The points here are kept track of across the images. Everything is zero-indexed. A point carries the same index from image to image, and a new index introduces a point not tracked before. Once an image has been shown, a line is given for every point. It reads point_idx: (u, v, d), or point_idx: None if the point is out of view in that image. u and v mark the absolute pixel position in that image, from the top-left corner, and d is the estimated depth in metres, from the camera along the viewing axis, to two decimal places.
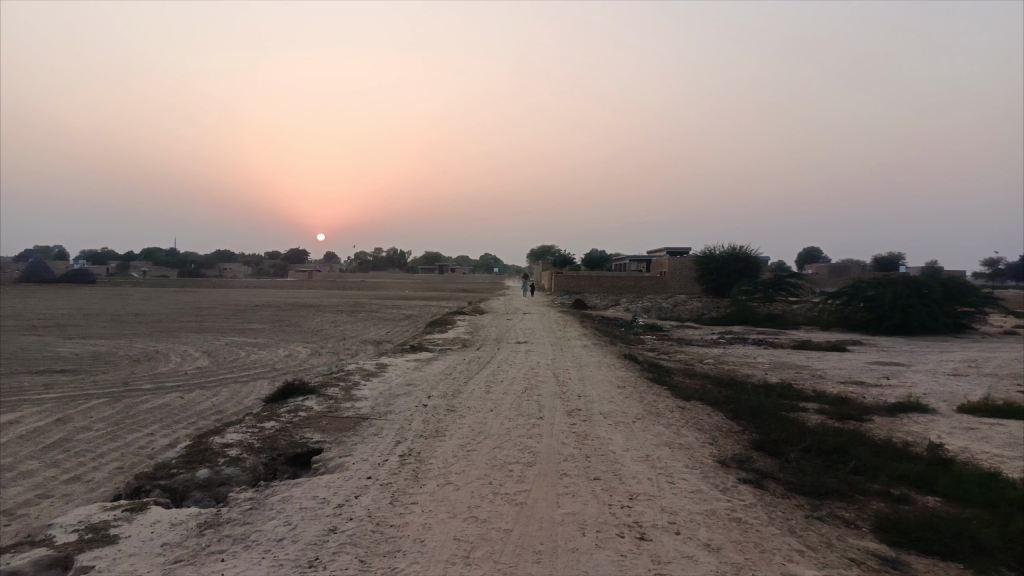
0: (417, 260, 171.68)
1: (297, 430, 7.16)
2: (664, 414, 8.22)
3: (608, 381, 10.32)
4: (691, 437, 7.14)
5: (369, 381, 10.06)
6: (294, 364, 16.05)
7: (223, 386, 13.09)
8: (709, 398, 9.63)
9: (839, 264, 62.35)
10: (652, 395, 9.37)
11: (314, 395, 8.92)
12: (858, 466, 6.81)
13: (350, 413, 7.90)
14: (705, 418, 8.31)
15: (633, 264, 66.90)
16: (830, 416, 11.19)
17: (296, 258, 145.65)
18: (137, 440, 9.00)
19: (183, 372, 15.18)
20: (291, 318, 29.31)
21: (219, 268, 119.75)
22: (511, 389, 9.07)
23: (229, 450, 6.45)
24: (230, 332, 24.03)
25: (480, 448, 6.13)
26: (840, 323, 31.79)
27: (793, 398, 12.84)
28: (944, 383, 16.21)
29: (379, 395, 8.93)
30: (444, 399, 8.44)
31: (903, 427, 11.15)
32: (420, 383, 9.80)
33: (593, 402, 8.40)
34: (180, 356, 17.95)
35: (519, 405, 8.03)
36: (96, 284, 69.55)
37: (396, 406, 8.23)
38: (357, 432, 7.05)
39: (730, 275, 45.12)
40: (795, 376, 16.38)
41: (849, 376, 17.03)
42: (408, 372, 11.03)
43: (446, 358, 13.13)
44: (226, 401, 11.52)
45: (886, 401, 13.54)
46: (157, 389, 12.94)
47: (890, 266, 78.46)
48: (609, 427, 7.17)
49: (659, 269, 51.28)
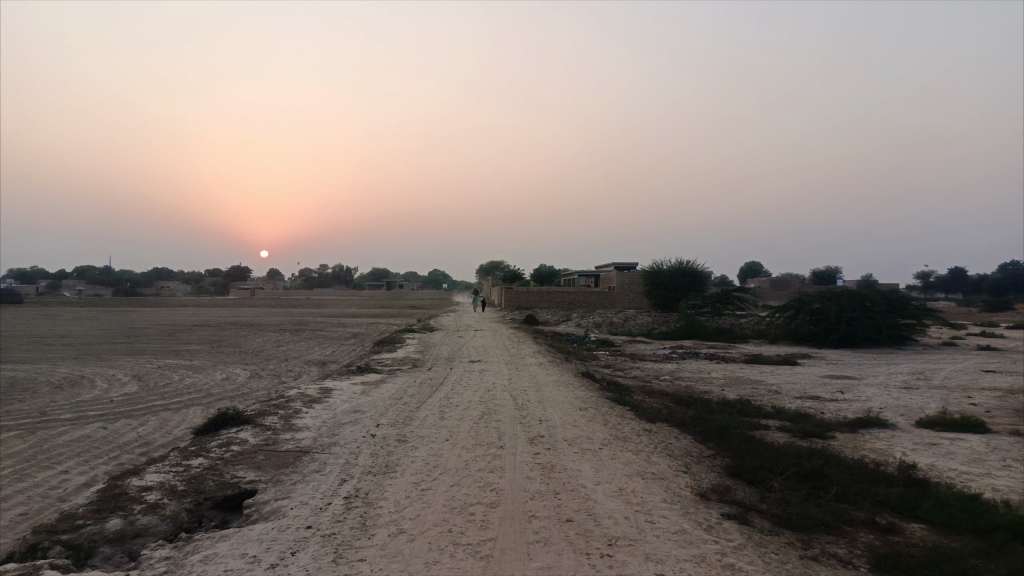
0: (364, 277, 169.17)
1: (228, 468, 6.39)
2: (631, 439, 7.69)
3: (569, 402, 9.77)
4: (663, 465, 6.64)
5: (311, 408, 9.28)
6: (232, 389, 15.06)
7: (153, 415, 12.07)
8: (675, 419, 9.17)
9: (781, 278, 63.46)
10: (617, 418, 8.85)
11: (249, 426, 8.09)
12: (840, 492, 6.41)
13: (290, 446, 7.16)
14: (674, 442, 7.82)
15: (582, 279, 66.95)
16: (793, 434, 10.86)
17: (239, 275, 141.80)
18: (47, 480, 8.02)
19: (109, 398, 14.05)
20: (231, 338, 28.00)
21: (156, 287, 115.62)
22: (467, 415, 8.42)
23: (146, 495, 5.64)
24: (165, 354, 22.68)
25: (436, 487, 5.48)
26: (788, 336, 32.08)
27: (754, 416, 12.52)
28: (897, 396, 16.23)
29: (322, 425, 8.17)
30: (394, 429, 7.73)
31: (866, 443, 10.91)
32: (368, 410, 9.07)
33: (555, 428, 7.82)
34: (108, 381, 16.73)
35: (476, 433, 7.39)
36: (23, 303, 66.24)
37: (341, 437, 7.49)
38: (296, 469, 6.32)
39: (678, 289, 45.39)
40: (752, 391, 16.16)
41: (804, 390, 16.91)
42: (355, 397, 10.29)
43: (396, 380, 12.37)
44: (154, 432, 10.54)
45: (845, 417, 13.36)
46: (77, 418, 11.86)
47: (828, 280, 80.54)
48: (575, 456, 6.61)
49: (607, 284, 51.32)
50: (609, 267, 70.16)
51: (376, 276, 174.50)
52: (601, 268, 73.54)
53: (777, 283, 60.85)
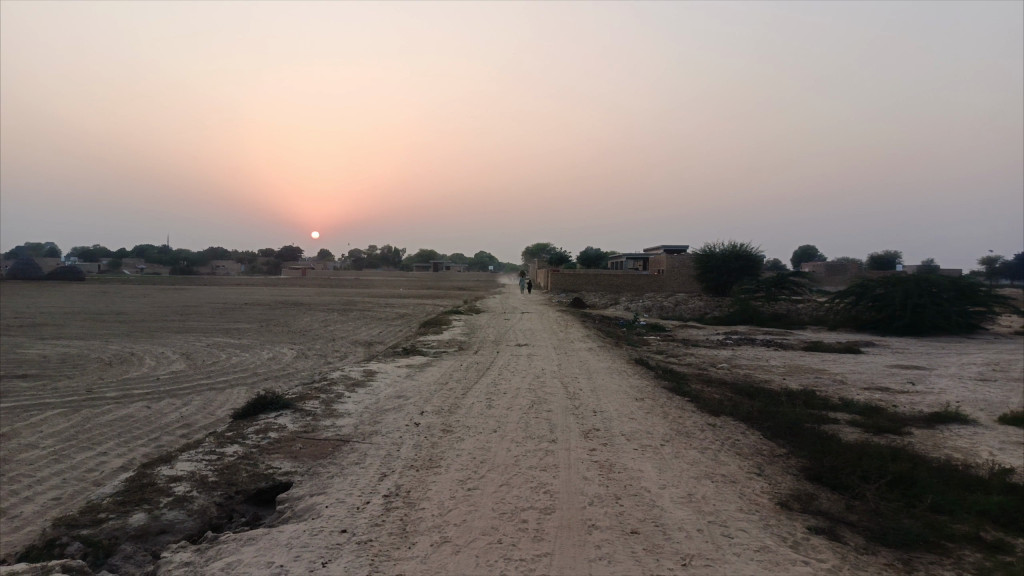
0: (411, 257, 170.37)
1: (263, 458, 5.98)
2: (695, 435, 7.05)
3: (624, 391, 9.18)
4: (733, 466, 6.00)
5: (354, 392, 8.88)
6: (277, 369, 14.88)
7: (196, 394, 11.90)
8: (740, 413, 8.48)
9: (838, 262, 61.19)
10: (677, 410, 8.21)
11: (288, 411, 7.71)
12: (937, 500, 5.68)
13: (329, 434, 6.74)
14: (742, 439, 7.16)
15: (630, 262, 65.83)
16: (866, 429, 10.06)
17: (290, 254, 144.24)
18: (85, 462, 7.80)
19: (155, 376, 14.00)
20: (280, 317, 28.08)
21: (211, 266, 118.38)
22: (516, 404, 7.88)
23: (174, 486, 5.26)
24: (214, 332, 22.79)
25: (483, 487, 4.95)
26: (848, 323, 30.75)
27: (820, 408, 11.71)
28: (974, 389, 15.13)
29: (364, 412, 7.73)
30: (438, 417, 7.24)
31: (947, 442, 10.04)
32: (412, 396, 8.61)
33: (611, 420, 7.23)
34: (157, 358, 16.76)
35: (525, 425, 6.86)
36: (85, 280, 68.44)
37: (382, 426, 7.02)
38: (335, 460, 5.89)
39: (730, 273, 44.10)
40: (815, 381, 15.28)
41: (871, 381, 15.93)
42: (399, 381, 9.86)
43: (442, 363, 11.92)
44: (196, 413, 10.32)
45: (919, 411, 12.42)
46: (123, 397, 11.76)
47: (887, 264, 77.68)
48: (635, 454, 6.02)
49: (657, 267, 50.20)
50: (659, 249, 68.84)
51: (423, 257, 175.60)
52: (650, 250, 72.20)
53: (833, 267, 58.79)
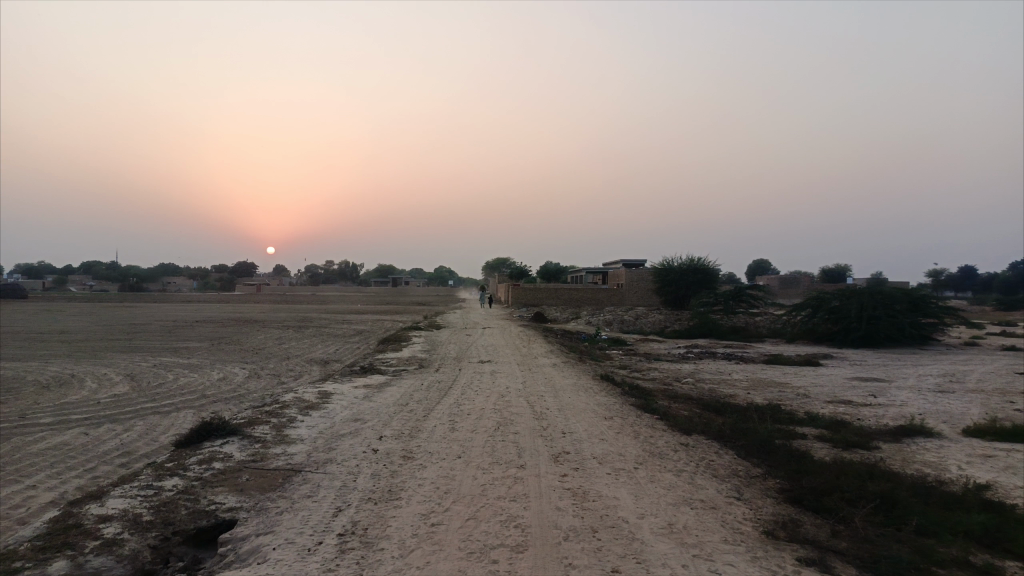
0: (369, 273, 168.57)
1: (206, 492, 5.47)
2: (669, 456, 6.74)
3: (591, 410, 8.86)
4: (711, 490, 5.69)
5: (308, 415, 8.38)
6: (228, 390, 14.19)
7: (139, 419, 11.18)
8: (712, 431, 8.20)
9: (793, 276, 62.20)
10: (648, 429, 7.90)
11: (236, 438, 7.18)
12: (921, 523, 5.44)
13: (280, 463, 6.24)
14: (717, 459, 6.88)
15: (589, 276, 66.03)
16: (834, 445, 9.92)
17: (244, 270, 141.36)
18: (9, 498, 7.11)
19: (95, 400, 13.19)
20: (232, 335, 27.14)
21: (163, 283, 115.33)
22: (481, 426, 7.49)
23: (103, 527, 4.73)
24: (162, 351, 21.83)
25: (449, 522, 4.54)
26: (805, 335, 31.07)
27: (788, 423, 11.56)
28: (934, 401, 15.22)
29: (319, 437, 7.24)
30: (399, 443, 6.80)
31: (916, 456, 9.94)
32: (371, 419, 8.14)
33: (581, 443, 6.88)
34: (98, 380, 15.88)
35: (492, 449, 6.47)
36: (28, 298, 65.84)
37: (337, 453, 6.55)
38: (285, 493, 5.41)
39: (689, 287, 44.44)
40: (779, 395, 15.20)
41: (834, 394, 15.92)
42: (357, 402, 9.36)
43: (401, 383, 11.45)
44: (138, 439, 9.66)
45: (884, 424, 12.38)
46: (59, 423, 11.00)
47: (837, 277, 79.49)
48: (609, 479, 5.66)
49: (616, 281, 50.34)
50: (618, 263, 69.20)
51: (381, 272, 174.02)
52: (609, 264, 72.54)
53: (786, 280, 59.80)
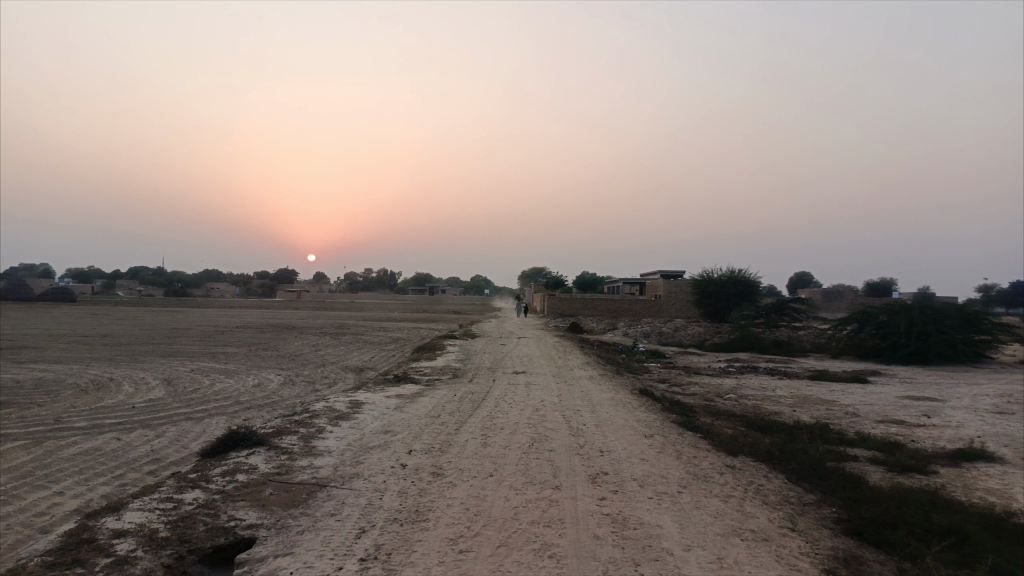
0: (406, 282, 169.87)
1: (226, 507, 5.22)
2: (714, 479, 6.32)
3: (630, 426, 8.46)
4: (762, 519, 5.27)
5: (337, 426, 8.15)
6: (262, 397, 14.09)
7: (171, 425, 11.10)
8: (759, 453, 7.74)
9: (836, 289, 60.64)
10: (691, 449, 7.47)
11: (262, 449, 6.97)
12: (998, 561, 4.94)
13: (305, 477, 5.99)
14: (766, 484, 6.44)
15: (627, 287, 65.26)
16: (889, 468, 9.35)
17: (285, 276, 143.44)
18: (34, 505, 7.00)
19: (130, 405, 13.21)
20: (269, 341, 27.25)
21: (206, 288, 117.95)
22: (515, 442, 7.15)
23: (117, 544, 4.51)
24: (199, 356, 21.99)
25: (478, 549, 4.22)
26: (851, 351, 30.06)
27: (837, 443, 11.00)
28: (993, 422, 14.42)
29: (346, 450, 6.97)
30: (428, 458, 6.50)
31: (978, 483, 9.32)
32: (401, 431, 7.86)
33: (621, 463, 6.49)
34: (135, 384, 15.93)
35: (525, 468, 6.13)
36: (76, 302, 67.66)
37: (364, 468, 6.27)
38: (308, 511, 5.14)
39: (729, 299, 43.55)
40: (826, 413, 14.58)
41: (884, 413, 15.23)
42: (387, 413, 9.10)
43: (434, 393, 11.19)
44: (168, 446, 9.55)
45: (941, 446, 11.71)
46: (92, 428, 10.97)
47: (883, 292, 77.31)
48: (650, 504, 5.28)
49: (654, 292, 49.60)
50: (656, 274, 68.25)
51: (418, 280, 175.17)
52: (647, 275, 71.62)
53: (830, 293, 58.22)
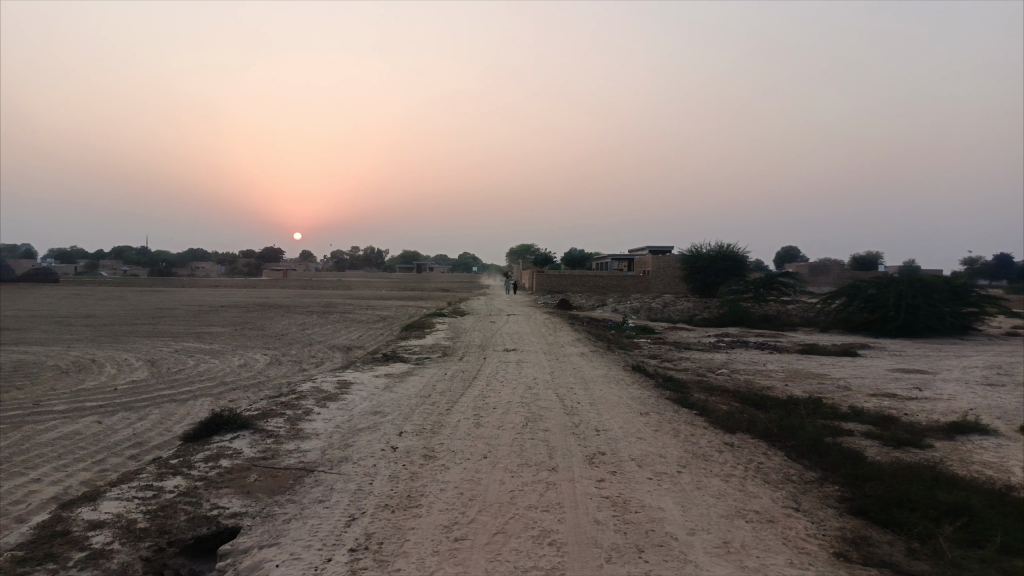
0: (394, 259, 169.07)
1: (208, 495, 4.99)
2: (714, 458, 6.15)
3: (625, 404, 8.29)
4: (766, 499, 5.10)
5: (325, 408, 7.92)
6: (248, 377, 13.81)
7: (154, 407, 10.83)
8: (757, 430, 7.58)
9: (823, 264, 60.78)
10: (688, 427, 7.30)
11: (247, 432, 6.73)
12: (1008, 539, 4.80)
13: (292, 462, 5.77)
14: (766, 463, 6.27)
15: (615, 263, 65.12)
16: (885, 443, 9.25)
17: (271, 255, 142.33)
18: (10, 492, 6.74)
19: (113, 386, 12.90)
20: (255, 321, 26.90)
21: (191, 268, 116.83)
22: (508, 422, 6.96)
23: (92, 536, 4.28)
24: (184, 336, 21.65)
25: (474, 537, 4.02)
26: (839, 324, 30.09)
27: (831, 417, 10.89)
28: (984, 395, 14.38)
29: (335, 432, 6.75)
30: (420, 440, 6.29)
31: (974, 456, 9.24)
32: (391, 412, 7.64)
33: (618, 443, 6.31)
34: (118, 366, 15.60)
35: (520, 449, 5.93)
36: (59, 283, 66.78)
37: (353, 451, 6.05)
38: (295, 498, 4.91)
39: (717, 274, 43.50)
40: (819, 387, 14.50)
41: (876, 387, 15.18)
42: (376, 394, 8.87)
43: (424, 372, 10.98)
44: (150, 429, 9.29)
45: (935, 419, 11.64)
46: (73, 411, 10.69)
47: (869, 265, 77.62)
48: (650, 486, 5.10)
49: (643, 268, 49.49)
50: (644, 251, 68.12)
51: (406, 258, 174.43)
52: (635, 251, 71.51)
53: (816, 268, 58.33)
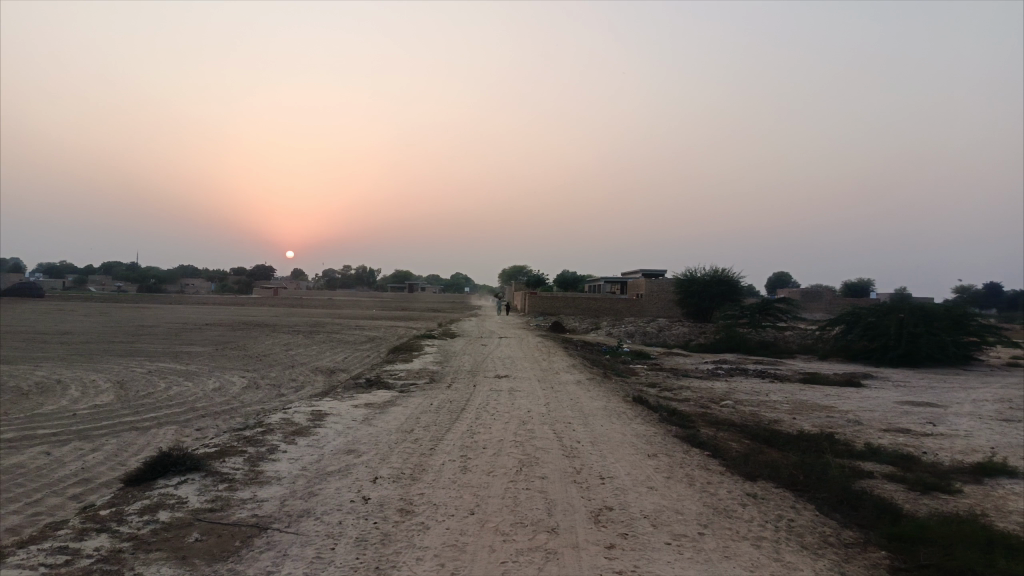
0: (386, 279, 167.91)
1: (132, 562, 4.08)
2: (738, 514, 5.30)
3: (630, 443, 7.44)
4: (809, 573, 4.25)
5: (293, 445, 7.01)
6: (220, 402, 12.86)
7: (112, 436, 9.86)
8: (780, 477, 6.75)
9: (815, 290, 60.04)
10: (703, 474, 6.45)
11: (197, 476, 5.83)
12: None
13: (243, 517, 4.87)
14: (798, 520, 5.45)
15: (609, 285, 64.24)
16: (912, 488, 8.43)
17: (262, 274, 141.00)
18: None
19: (72, 411, 11.91)
20: (238, 340, 25.90)
21: (180, 284, 115.25)
22: (500, 467, 6.09)
23: None
24: (160, 356, 20.57)
25: None
26: (838, 352, 29.31)
27: (849, 456, 10.07)
28: (1002, 431, 13.60)
29: (300, 476, 5.86)
30: (397, 489, 5.42)
31: (1008, 503, 8.44)
32: (367, 451, 6.75)
33: (627, 495, 5.44)
34: (84, 388, 14.60)
35: (514, 503, 5.07)
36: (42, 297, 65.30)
37: (318, 502, 5.15)
38: (240, 566, 4.03)
39: (712, 299, 42.79)
40: (828, 421, 13.68)
41: (887, 421, 14.36)
42: (353, 427, 7.97)
43: (408, 401, 10.09)
44: (101, 463, 8.33)
45: (956, 459, 10.84)
46: (23, 440, 9.71)
47: (861, 293, 77.20)
48: (671, 556, 4.25)
49: (636, 291, 48.71)
50: (638, 273, 67.51)
51: (397, 278, 173.18)
52: (629, 274, 70.80)
53: (809, 294, 57.70)
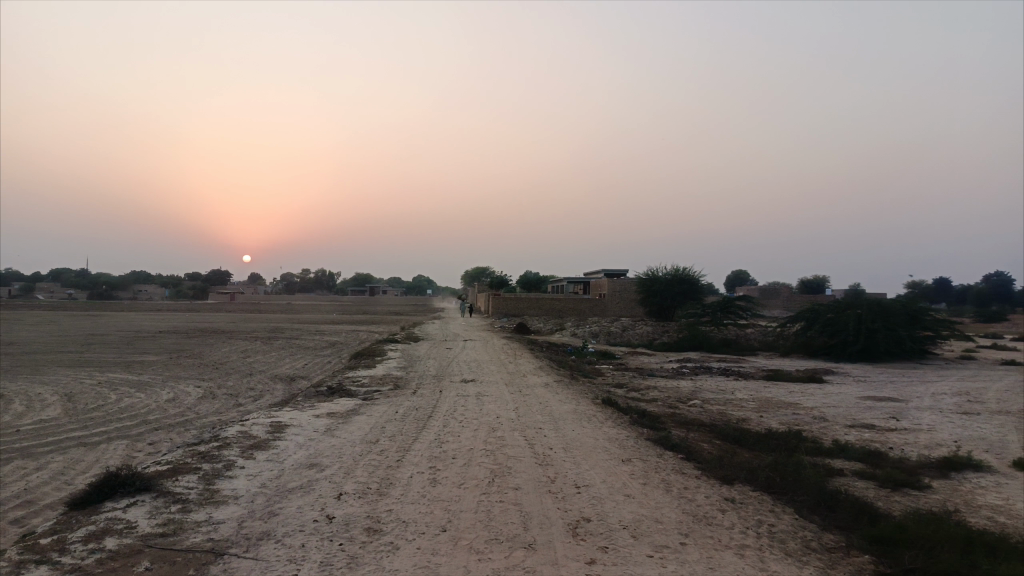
0: (346, 282, 165.93)
1: None
2: (719, 522, 5.14)
3: (603, 449, 7.25)
4: None
5: (251, 459, 6.66)
6: (175, 414, 12.35)
7: (58, 453, 9.33)
8: (757, 480, 6.63)
9: (772, 287, 60.97)
10: (679, 479, 6.29)
11: (148, 498, 5.45)
12: None
13: (198, 542, 4.53)
14: (778, 524, 5.32)
15: (571, 286, 64.31)
16: (883, 485, 8.41)
17: (219, 279, 138.09)
18: None
19: (16, 427, 11.30)
20: (194, 348, 25.13)
21: (133, 291, 112.20)
22: (471, 478, 5.84)
23: None
24: (112, 366, 19.80)
25: None
26: (799, 349, 29.68)
27: (818, 454, 10.06)
28: (962, 425, 13.80)
29: (259, 494, 5.53)
30: (363, 506, 5.13)
31: (977, 497, 8.48)
32: (331, 464, 6.44)
33: (605, 505, 5.24)
34: (29, 401, 13.91)
35: (488, 518, 4.83)
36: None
37: (279, 522, 4.84)
38: None
39: (674, 297, 43.07)
40: (795, 418, 13.73)
41: (851, 416, 14.48)
42: (315, 439, 7.64)
43: (373, 409, 9.76)
44: (46, 483, 7.84)
45: (922, 454, 10.92)
46: None
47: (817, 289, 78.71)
48: (655, 569, 4.06)
49: (599, 291, 48.81)
50: (600, 273, 67.75)
51: (358, 281, 171.28)
52: (591, 275, 71.03)
53: (767, 291, 58.55)
